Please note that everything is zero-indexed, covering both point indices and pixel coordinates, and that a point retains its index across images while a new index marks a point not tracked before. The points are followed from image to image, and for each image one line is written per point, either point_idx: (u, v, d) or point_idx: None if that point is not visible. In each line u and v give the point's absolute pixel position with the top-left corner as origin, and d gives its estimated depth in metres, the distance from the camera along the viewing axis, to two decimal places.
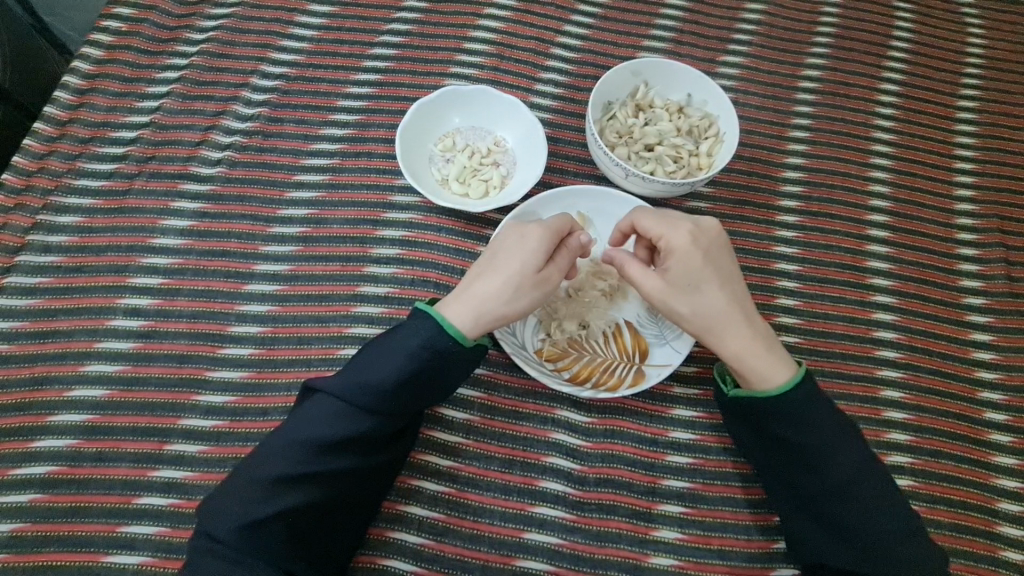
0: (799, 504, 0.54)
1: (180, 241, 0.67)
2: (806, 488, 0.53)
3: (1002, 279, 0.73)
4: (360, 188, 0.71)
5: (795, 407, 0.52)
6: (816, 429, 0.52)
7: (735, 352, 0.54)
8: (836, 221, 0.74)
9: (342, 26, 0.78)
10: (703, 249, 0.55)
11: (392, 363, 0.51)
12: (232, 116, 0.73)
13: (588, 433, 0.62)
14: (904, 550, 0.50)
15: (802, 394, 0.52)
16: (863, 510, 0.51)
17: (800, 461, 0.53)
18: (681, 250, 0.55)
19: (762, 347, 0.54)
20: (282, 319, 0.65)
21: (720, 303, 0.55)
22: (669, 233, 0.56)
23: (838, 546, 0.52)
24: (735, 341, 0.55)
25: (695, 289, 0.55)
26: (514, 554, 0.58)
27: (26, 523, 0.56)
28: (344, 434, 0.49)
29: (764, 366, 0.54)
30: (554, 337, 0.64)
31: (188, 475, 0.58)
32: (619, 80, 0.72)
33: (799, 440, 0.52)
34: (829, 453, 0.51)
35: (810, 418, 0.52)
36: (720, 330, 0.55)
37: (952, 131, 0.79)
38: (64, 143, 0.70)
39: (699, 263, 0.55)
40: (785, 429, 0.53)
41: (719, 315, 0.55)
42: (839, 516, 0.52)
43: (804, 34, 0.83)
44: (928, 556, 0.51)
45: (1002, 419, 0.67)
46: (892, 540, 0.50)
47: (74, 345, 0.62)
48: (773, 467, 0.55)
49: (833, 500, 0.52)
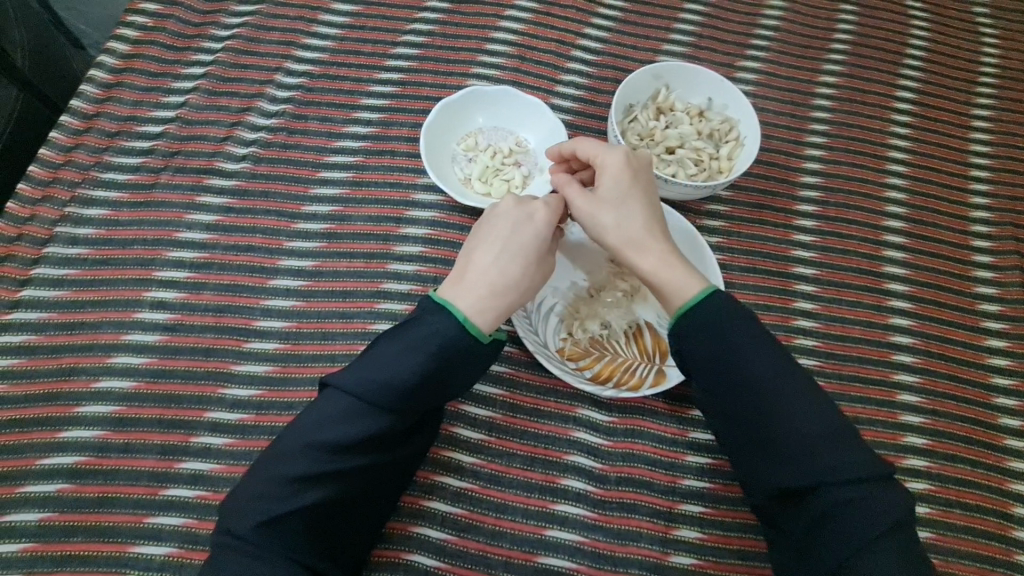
0: (731, 427, 0.52)
1: (206, 235, 0.68)
2: (734, 406, 0.51)
3: (1018, 286, 0.73)
4: (384, 186, 0.71)
5: (707, 317, 0.51)
6: (730, 338, 0.50)
7: (651, 270, 0.54)
8: (853, 225, 0.75)
9: (365, 26, 0.79)
10: (633, 170, 0.57)
11: (412, 363, 0.50)
12: (257, 112, 0.74)
13: (609, 432, 0.63)
14: (837, 456, 0.46)
15: (716, 303, 0.51)
16: (787, 418, 0.48)
17: (722, 377, 0.51)
18: (611, 169, 0.56)
19: (677, 264, 0.54)
20: (306, 314, 0.65)
21: (639, 221, 0.55)
22: (604, 154, 0.57)
23: (774, 463, 0.48)
24: (651, 257, 0.54)
25: (618, 206, 0.56)
26: (535, 551, 0.58)
27: (53, 512, 0.56)
28: (363, 434, 0.49)
29: (674, 280, 0.53)
30: (576, 336, 0.65)
31: (214, 467, 0.59)
32: (641, 83, 0.73)
33: (712, 351, 0.50)
34: (744, 362, 0.50)
35: (724, 327, 0.50)
36: (636, 245, 0.55)
37: (966, 139, 0.80)
38: (91, 137, 0.71)
39: (627, 182, 0.56)
40: (701, 342, 0.51)
41: (636, 232, 0.55)
42: (766, 428, 0.49)
43: (822, 41, 0.84)
44: (869, 462, 0.46)
45: (1017, 424, 0.68)
46: (821, 446, 0.46)
47: (101, 337, 0.63)
48: (703, 392, 0.53)
49: (757, 412, 0.49)
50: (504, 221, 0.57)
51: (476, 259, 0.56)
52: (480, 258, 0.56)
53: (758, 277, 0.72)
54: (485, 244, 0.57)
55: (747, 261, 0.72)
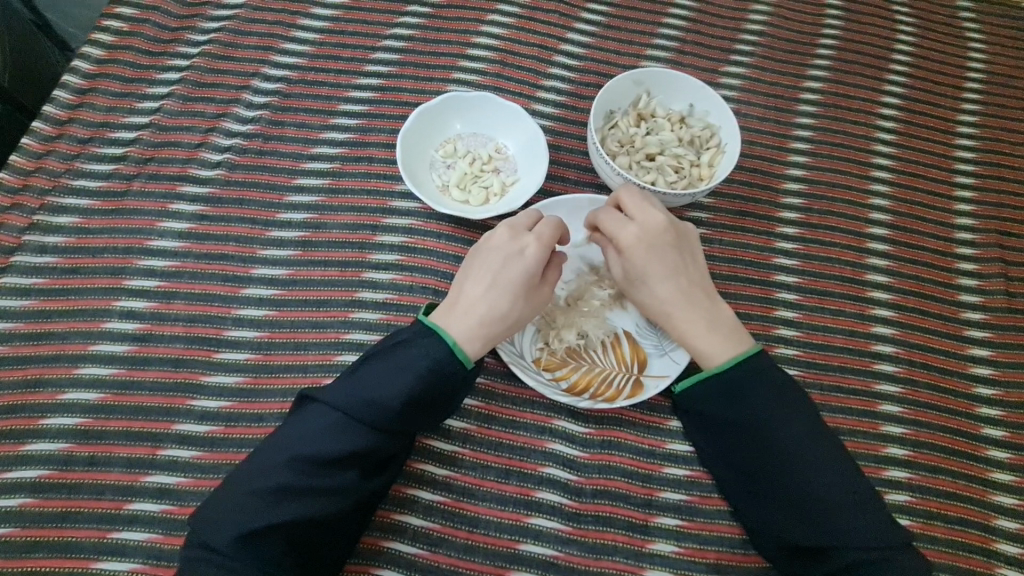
0: (748, 480, 0.55)
1: (178, 243, 0.67)
2: (754, 465, 0.54)
3: (1001, 295, 0.73)
4: (360, 193, 0.71)
5: (732, 386, 0.54)
6: (751, 404, 0.53)
7: (686, 339, 0.57)
8: (835, 233, 0.74)
9: (344, 30, 0.78)
10: (649, 245, 0.57)
11: (399, 380, 0.50)
12: (233, 118, 0.73)
13: (586, 443, 0.62)
14: (857, 522, 0.50)
15: (741, 372, 0.54)
16: (809, 481, 0.51)
17: (742, 438, 0.54)
18: (629, 248, 0.57)
19: (712, 335, 0.56)
20: (279, 324, 0.64)
21: (668, 294, 0.57)
22: (618, 233, 0.57)
23: (792, 522, 0.52)
24: (683, 329, 0.57)
25: (643, 283, 0.57)
26: (508, 566, 0.57)
27: (17, 527, 0.55)
28: (347, 449, 0.49)
29: (710, 350, 0.56)
30: (552, 346, 0.64)
31: (181, 481, 0.58)
32: (622, 89, 0.72)
33: (734, 417, 0.54)
34: (768, 429, 0.52)
35: (748, 394, 0.53)
36: (671, 319, 0.57)
37: (951, 146, 0.79)
38: (63, 143, 0.70)
39: (648, 257, 0.57)
40: (723, 408, 0.55)
41: (667, 305, 0.57)
42: (787, 491, 0.52)
43: (806, 47, 0.83)
44: (887, 527, 0.50)
45: (1000, 434, 0.67)
46: (840, 510, 0.50)
47: (68, 348, 0.62)
48: (720, 449, 0.56)
49: (780, 473, 0.52)
50: (498, 247, 0.56)
51: (462, 287, 0.56)
52: (470, 288, 0.55)
53: (739, 285, 0.71)
54: (471, 269, 0.57)
55: (729, 268, 0.72)
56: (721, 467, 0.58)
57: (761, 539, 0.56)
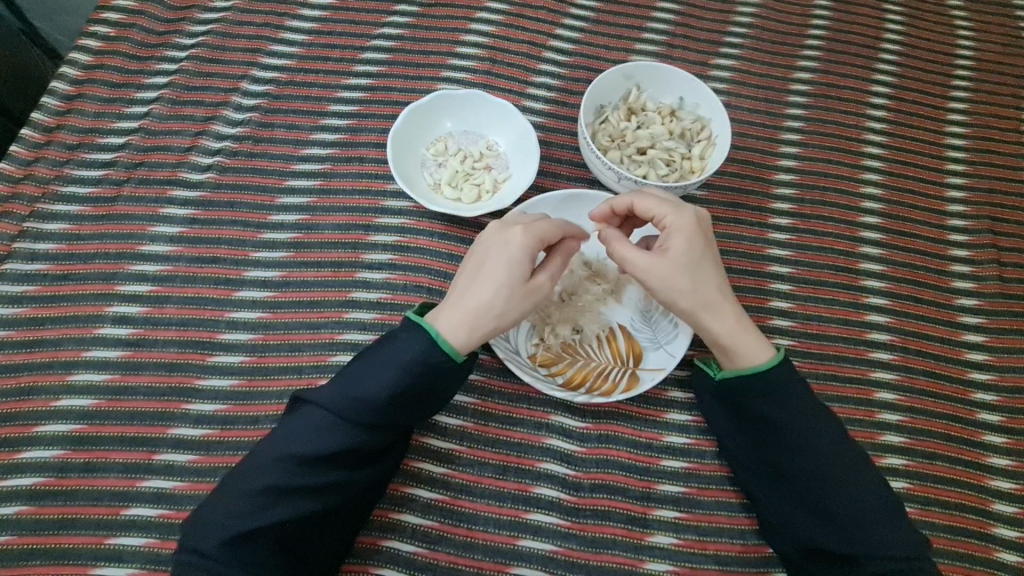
0: (777, 483, 0.55)
1: (170, 247, 0.67)
2: (785, 466, 0.53)
3: (994, 280, 0.73)
4: (351, 193, 0.70)
5: (774, 385, 0.53)
6: (791, 405, 0.53)
7: (724, 332, 0.55)
8: (828, 222, 0.74)
9: (333, 31, 0.78)
10: (703, 235, 0.56)
11: (385, 376, 0.50)
12: (222, 121, 0.73)
13: (583, 438, 0.62)
14: (885, 530, 0.50)
15: (784, 373, 0.54)
16: (841, 486, 0.51)
17: (777, 439, 0.53)
18: (682, 232, 0.56)
19: (752, 332, 0.56)
20: (273, 326, 0.64)
21: (713, 285, 0.56)
22: (672, 215, 0.56)
23: (817, 525, 0.52)
24: (725, 321, 0.55)
25: (692, 270, 0.55)
26: (508, 562, 0.57)
27: (12, 536, 0.55)
28: (335, 447, 0.49)
29: (747, 345, 0.55)
30: (548, 342, 0.63)
31: (177, 485, 0.58)
32: (611, 83, 0.72)
33: (774, 416, 0.53)
34: (807, 430, 0.52)
35: (787, 395, 0.53)
36: (711, 310, 0.56)
37: (942, 133, 0.80)
38: (52, 150, 0.70)
39: (700, 248, 0.56)
40: (764, 407, 0.54)
41: (711, 296, 0.56)
42: (817, 494, 0.52)
43: (796, 38, 0.83)
44: (913, 539, 0.51)
45: (996, 420, 0.67)
46: (865, 518, 0.51)
47: (61, 355, 0.61)
48: (750, 447, 0.56)
49: (812, 476, 0.52)
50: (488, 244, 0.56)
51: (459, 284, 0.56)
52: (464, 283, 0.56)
53: (733, 276, 0.71)
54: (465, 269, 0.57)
55: (722, 260, 0.72)
56: (747, 465, 0.58)
57: (780, 539, 0.56)
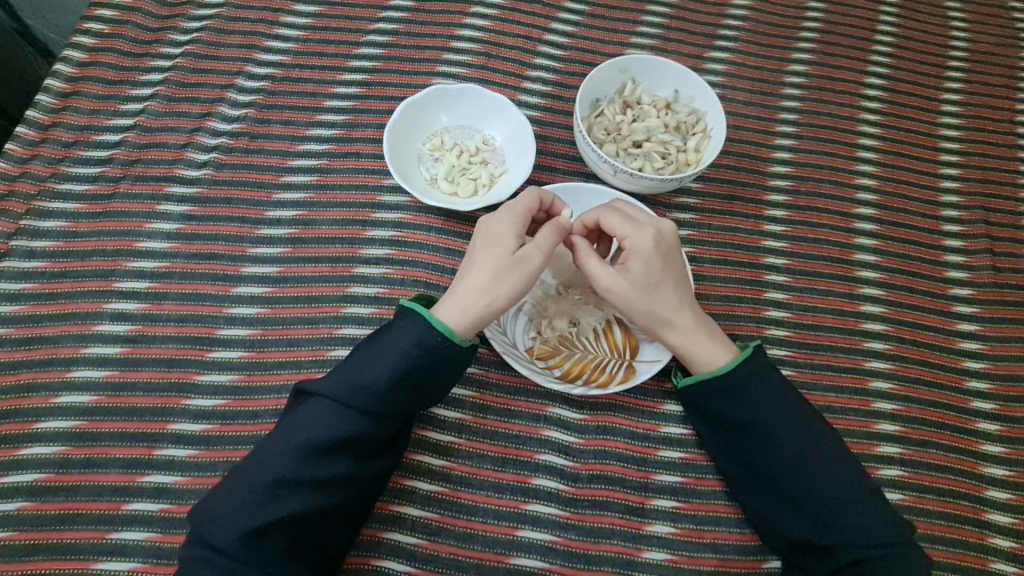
0: (753, 479, 0.56)
1: (168, 244, 0.67)
2: (757, 462, 0.55)
3: (988, 270, 0.74)
4: (348, 188, 0.70)
5: (737, 385, 0.54)
6: (757, 404, 0.54)
7: (681, 346, 0.57)
8: (823, 214, 0.75)
9: (328, 26, 0.78)
10: (664, 255, 0.56)
11: (386, 363, 0.51)
12: (218, 117, 0.73)
13: (581, 429, 0.63)
14: (859, 519, 0.51)
15: (745, 374, 0.54)
16: (814, 479, 0.52)
17: (746, 436, 0.55)
18: (640, 253, 0.56)
19: (709, 342, 0.56)
20: (271, 321, 0.64)
21: (669, 303, 0.56)
22: (632, 236, 0.56)
23: (795, 517, 0.53)
24: (681, 335, 0.56)
25: (647, 289, 0.56)
26: (507, 552, 0.58)
27: (13, 532, 0.56)
28: (339, 436, 0.49)
29: (704, 355, 0.56)
30: (544, 335, 0.64)
31: (178, 480, 0.58)
32: (607, 77, 0.72)
33: (740, 415, 0.54)
34: (777, 425, 0.53)
35: (752, 395, 0.54)
36: (668, 326, 0.57)
37: (935, 124, 0.80)
38: (47, 147, 0.69)
39: (659, 267, 0.56)
40: (731, 407, 0.55)
41: (669, 312, 0.56)
42: (791, 488, 0.53)
43: (790, 31, 0.84)
44: (892, 524, 0.51)
45: (990, 407, 0.68)
46: (841, 511, 0.51)
47: (61, 352, 0.62)
48: (724, 445, 0.57)
49: (786, 469, 0.53)
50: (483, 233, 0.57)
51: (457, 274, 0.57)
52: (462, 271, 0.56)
53: (729, 269, 0.71)
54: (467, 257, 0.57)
55: (718, 253, 0.72)
56: (726, 464, 0.58)
57: (765, 533, 0.57)
